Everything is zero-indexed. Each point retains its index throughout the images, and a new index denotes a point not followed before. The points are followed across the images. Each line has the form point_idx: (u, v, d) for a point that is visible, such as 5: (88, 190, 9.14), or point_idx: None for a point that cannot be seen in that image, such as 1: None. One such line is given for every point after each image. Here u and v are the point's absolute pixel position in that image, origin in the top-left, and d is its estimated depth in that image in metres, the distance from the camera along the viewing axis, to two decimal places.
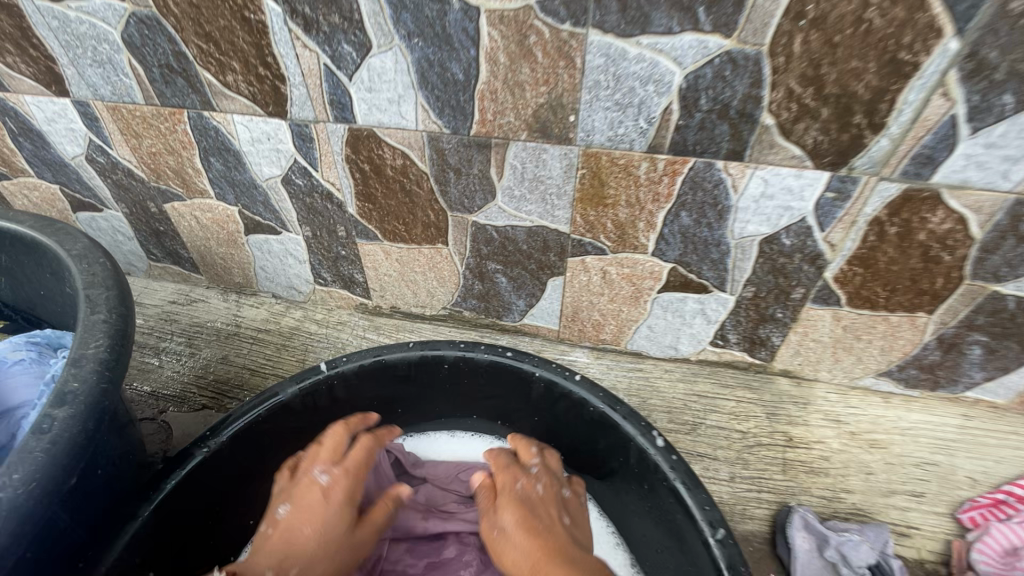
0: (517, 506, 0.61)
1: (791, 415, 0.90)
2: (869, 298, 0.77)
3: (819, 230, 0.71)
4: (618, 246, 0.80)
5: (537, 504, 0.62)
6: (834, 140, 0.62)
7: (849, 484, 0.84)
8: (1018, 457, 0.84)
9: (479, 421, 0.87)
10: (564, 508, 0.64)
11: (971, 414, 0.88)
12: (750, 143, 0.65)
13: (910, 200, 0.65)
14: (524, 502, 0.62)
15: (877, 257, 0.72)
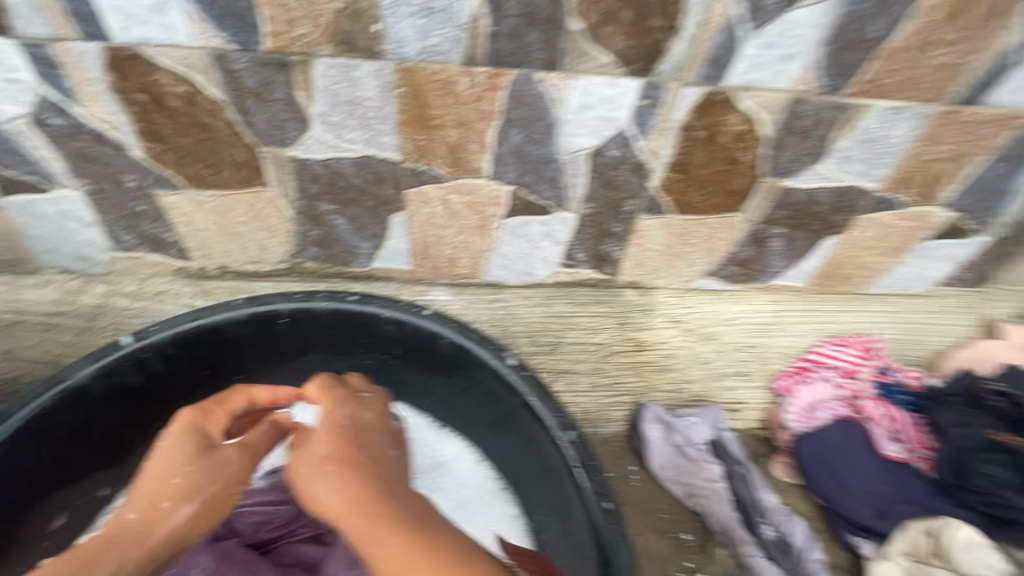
0: (330, 442, 0.62)
1: (639, 322, 0.97)
2: (690, 203, 0.83)
3: (638, 137, 0.74)
4: (455, 173, 0.77)
5: (219, 456, 0.65)
6: (637, 47, 0.63)
7: (689, 374, 0.95)
8: (814, 327, 1.00)
9: None
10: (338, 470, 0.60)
11: (779, 299, 1.00)
12: (562, 52, 0.64)
13: (712, 102, 0.70)
14: (332, 443, 0.62)
15: (691, 161, 0.77)
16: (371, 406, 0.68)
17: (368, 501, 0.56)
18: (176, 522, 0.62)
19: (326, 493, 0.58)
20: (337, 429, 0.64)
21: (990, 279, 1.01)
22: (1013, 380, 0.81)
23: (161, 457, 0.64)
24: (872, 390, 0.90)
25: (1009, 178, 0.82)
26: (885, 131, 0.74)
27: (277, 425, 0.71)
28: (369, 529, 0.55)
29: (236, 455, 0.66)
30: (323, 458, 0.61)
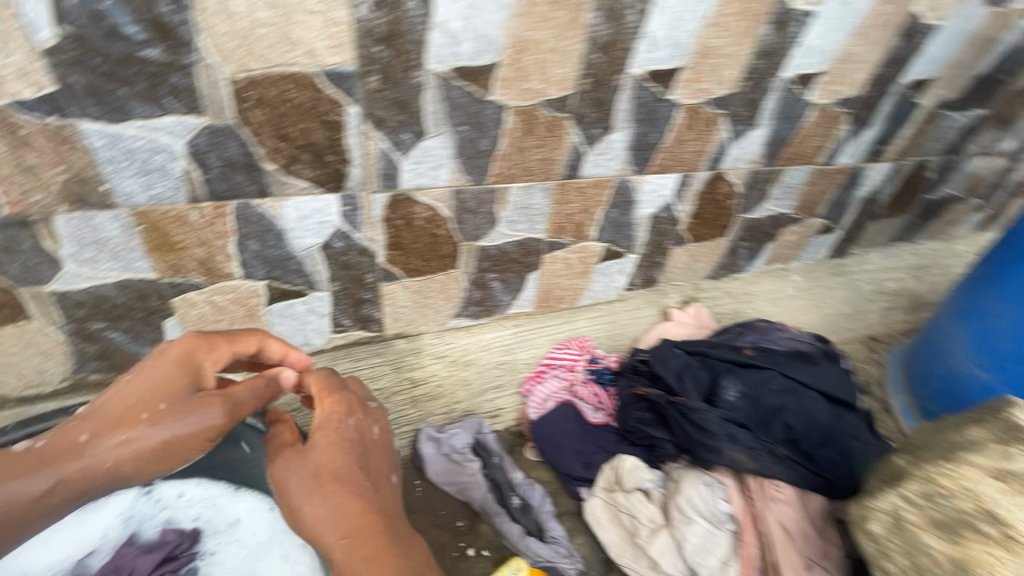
0: (329, 454, 0.70)
1: (410, 364, 1.21)
2: (416, 268, 1.10)
3: (353, 230, 0.99)
4: (210, 278, 0.95)
5: (182, 403, 0.69)
6: (324, 173, 0.90)
7: (457, 396, 1.21)
8: (547, 339, 1.33)
9: None
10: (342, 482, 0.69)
11: (519, 323, 1.32)
12: (267, 183, 0.87)
13: (398, 200, 0.98)
14: (333, 454, 0.70)
15: (402, 240, 1.04)
16: (362, 425, 0.75)
17: (384, 530, 0.68)
18: (117, 453, 0.67)
19: (318, 512, 0.67)
20: (306, 454, 0.70)
21: (658, 279, 1.43)
22: (651, 351, 1.14)
23: (152, 383, 0.69)
24: (585, 376, 1.22)
25: (627, 216, 1.22)
26: (529, 201, 1.09)
27: (266, 384, 0.76)
28: (367, 561, 0.65)
29: (198, 407, 0.69)
30: (304, 475, 0.68)
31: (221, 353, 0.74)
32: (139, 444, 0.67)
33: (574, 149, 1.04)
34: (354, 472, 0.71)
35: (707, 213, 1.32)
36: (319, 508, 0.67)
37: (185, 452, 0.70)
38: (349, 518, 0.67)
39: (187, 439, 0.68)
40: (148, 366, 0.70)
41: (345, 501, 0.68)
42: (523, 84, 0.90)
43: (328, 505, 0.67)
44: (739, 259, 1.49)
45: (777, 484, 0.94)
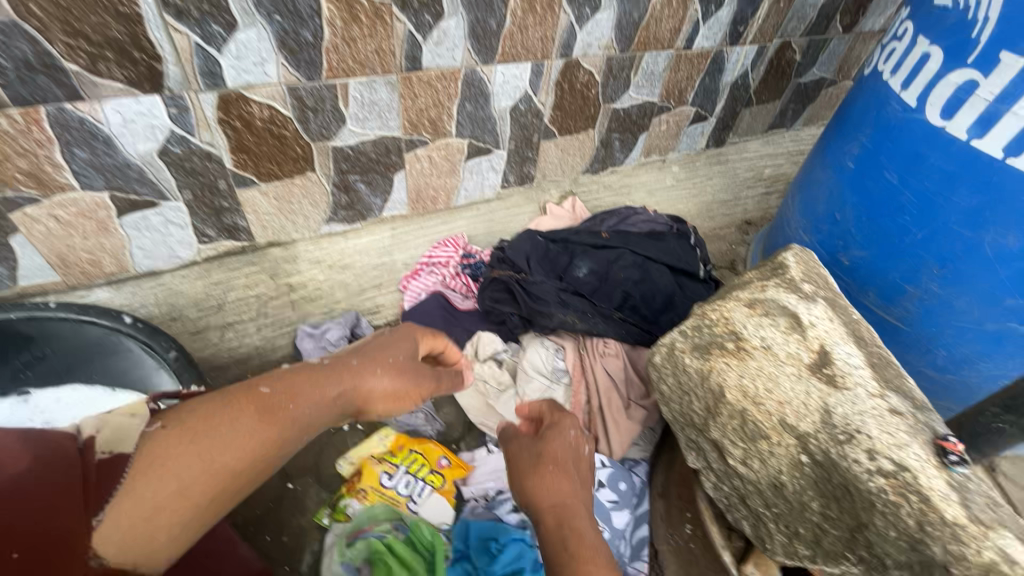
0: (521, 453, 0.72)
1: (287, 271, 1.26)
2: (270, 172, 1.12)
3: (190, 134, 0.99)
4: (45, 192, 0.95)
5: (399, 364, 0.72)
6: (137, 72, 0.88)
7: (336, 297, 1.30)
8: (425, 239, 1.38)
9: None
10: (550, 458, 0.70)
11: (396, 225, 1.37)
12: (75, 85, 0.86)
13: (229, 101, 0.98)
14: (522, 452, 0.73)
15: (247, 143, 1.05)
16: (585, 437, 0.75)
17: (580, 501, 0.67)
18: (317, 396, 0.67)
19: (532, 482, 0.68)
20: (538, 440, 0.74)
21: (533, 175, 1.48)
22: (511, 243, 1.25)
23: (397, 346, 0.75)
24: (459, 270, 1.31)
25: (484, 109, 1.25)
26: (374, 96, 1.10)
27: (450, 380, 0.78)
28: (579, 528, 0.63)
29: (414, 378, 0.72)
30: (529, 455, 0.72)
31: (438, 345, 0.79)
32: (301, 423, 0.65)
33: (408, 38, 1.04)
34: (562, 454, 0.71)
35: (569, 105, 1.35)
36: (535, 478, 0.68)
37: (386, 409, 0.72)
38: (557, 501, 0.66)
39: (382, 395, 0.70)
40: (387, 334, 0.77)
41: (557, 488, 0.67)
42: None
43: (547, 484, 0.67)
44: (613, 151, 1.55)
45: (605, 341, 1.10)
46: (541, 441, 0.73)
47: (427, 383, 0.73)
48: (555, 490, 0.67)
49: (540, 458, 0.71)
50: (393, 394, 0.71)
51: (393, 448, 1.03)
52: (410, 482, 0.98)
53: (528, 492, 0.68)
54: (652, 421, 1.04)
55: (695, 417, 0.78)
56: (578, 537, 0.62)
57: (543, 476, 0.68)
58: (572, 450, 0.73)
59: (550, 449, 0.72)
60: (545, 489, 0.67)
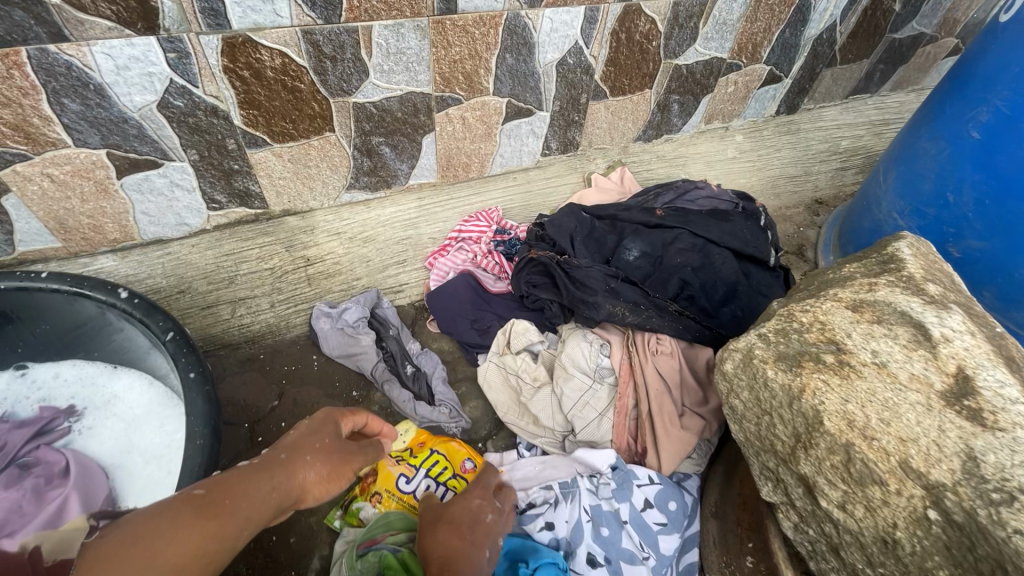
0: (431, 519, 0.71)
1: (304, 242, 1.14)
2: (284, 132, 1.00)
3: (193, 85, 0.87)
4: (36, 148, 0.86)
5: (327, 446, 0.62)
6: (126, 8, 0.76)
7: (357, 273, 1.17)
8: (455, 212, 1.25)
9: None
10: (451, 505, 0.72)
11: (424, 195, 1.24)
12: (57, 22, 0.75)
13: (235, 45, 0.85)
14: (432, 517, 0.71)
15: (257, 97, 0.93)
16: (490, 503, 0.73)
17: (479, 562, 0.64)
18: (266, 493, 0.55)
19: (429, 544, 0.67)
20: (447, 504, 0.73)
21: (578, 142, 1.31)
22: (551, 219, 1.11)
23: (324, 425, 0.66)
24: (491, 247, 1.18)
25: (528, 63, 1.08)
26: (401, 45, 0.95)
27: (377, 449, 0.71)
28: None
29: (344, 455, 0.64)
30: (433, 513, 0.72)
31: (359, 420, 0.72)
32: (244, 518, 0.52)
33: None
34: (466, 503, 0.73)
35: (624, 59, 1.17)
36: (435, 536, 0.67)
37: (323, 496, 0.61)
38: (447, 555, 0.64)
39: (318, 483, 0.60)
40: (300, 422, 0.66)
41: (449, 543, 0.65)
42: None
43: (443, 541, 0.66)
44: (670, 116, 1.36)
45: (659, 338, 0.96)
46: (449, 503, 0.73)
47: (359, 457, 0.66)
48: (447, 547, 0.65)
49: (450, 516, 0.70)
50: (324, 483, 0.61)
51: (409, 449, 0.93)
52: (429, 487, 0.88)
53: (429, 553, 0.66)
54: (712, 432, 0.89)
55: (780, 444, 0.63)
56: None
57: (438, 534, 0.67)
58: (488, 509, 0.72)
59: (456, 504, 0.72)
60: (432, 546, 0.66)
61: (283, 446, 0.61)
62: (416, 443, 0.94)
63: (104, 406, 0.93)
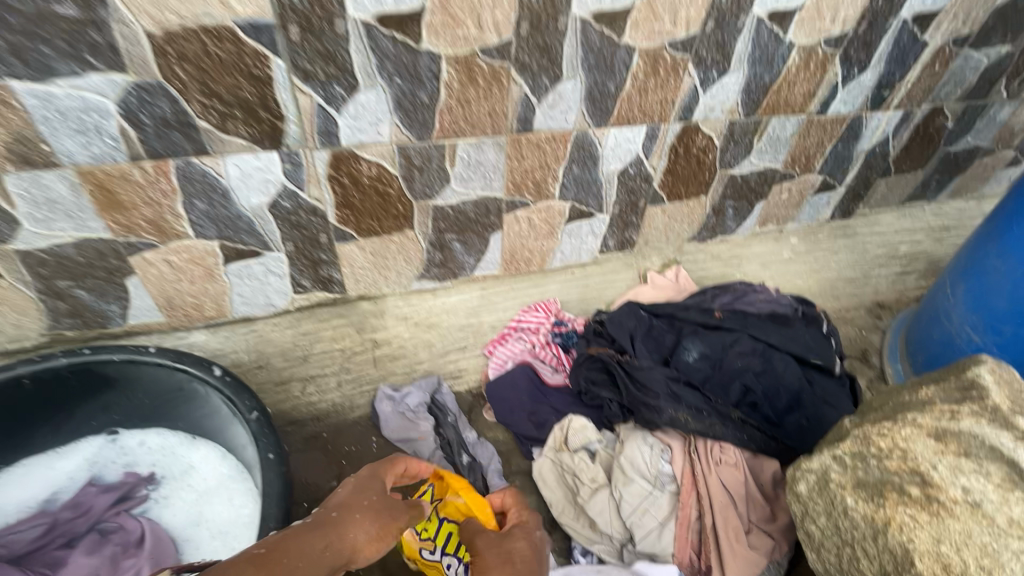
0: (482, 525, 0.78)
1: (374, 325, 1.23)
2: (370, 228, 1.11)
3: (300, 189, 1.00)
4: (163, 238, 0.99)
5: (373, 505, 0.67)
6: (260, 130, 0.90)
7: (419, 357, 1.22)
8: (515, 302, 1.31)
9: (100, 421, 1.00)
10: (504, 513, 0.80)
11: (486, 285, 1.32)
12: (204, 141, 0.89)
13: (340, 158, 0.98)
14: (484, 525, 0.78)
15: (352, 200, 1.05)
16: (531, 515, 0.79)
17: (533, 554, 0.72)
18: (311, 556, 0.59)
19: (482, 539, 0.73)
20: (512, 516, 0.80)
21: (634, 241, 1.38)
22: (610, 316, 1.15)
23: (370, 484, 0.70)
24: (549, 339, 1.22)
25: (592, 173, 1.18)
26: (481, 157, 1.06)
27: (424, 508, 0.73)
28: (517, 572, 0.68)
29: (390, 515, 0.67)
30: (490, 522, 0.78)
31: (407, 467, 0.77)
32: None
33: (523, 101, 1.00)
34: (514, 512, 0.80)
35: (682, 169, 1.24)
36: (481, 534, 0.75)
37: (371, 557, 0.64)
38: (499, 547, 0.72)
39: (369, 543, 0.63)
40: (350, 480, 0.71)
41: (499, 539, 0.73)
42: (456, 31, 0.88)
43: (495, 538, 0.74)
44: (725, 219, 1.42)
45: (722, 446, 0.96)
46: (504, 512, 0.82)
47: (406, 514, 0.68)
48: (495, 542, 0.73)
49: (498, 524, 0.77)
50: (373, 544, 0.64)
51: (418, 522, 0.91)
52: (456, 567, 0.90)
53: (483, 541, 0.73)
54: (781, 554, 0.88)
55: None
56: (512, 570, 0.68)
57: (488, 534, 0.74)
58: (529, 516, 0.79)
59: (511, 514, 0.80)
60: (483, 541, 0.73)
61: (337, 504, 0.66)
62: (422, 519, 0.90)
63: (181, 475, 0.99)
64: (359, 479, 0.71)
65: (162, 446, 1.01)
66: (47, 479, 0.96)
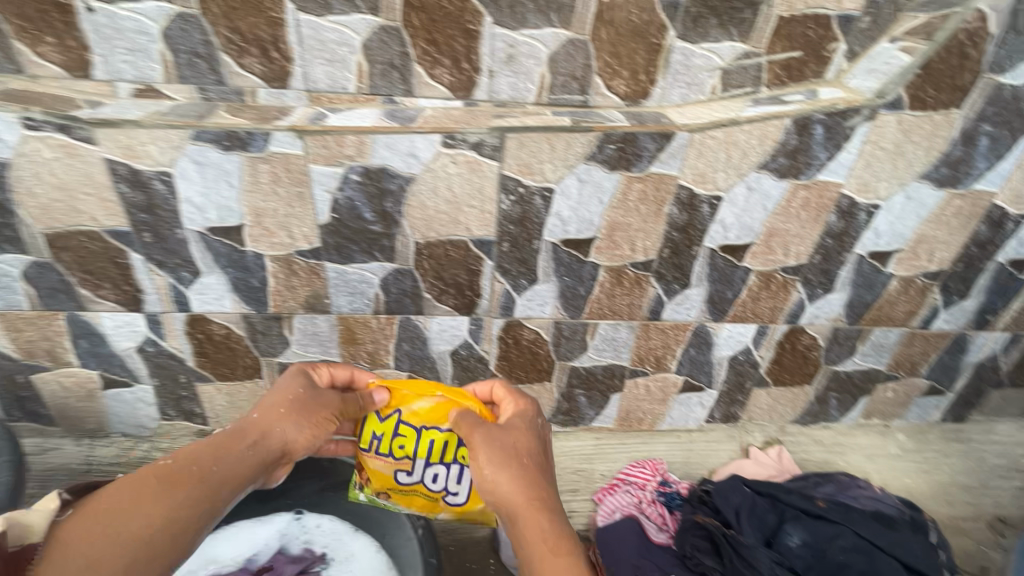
0: (523, 493, 0.88)
1: None
2: (518, 377, 1.38)
3: (476, 343, 1.32)
4: (373, 366, 1.34)
5: (287, 414, 0.98)
6: (462, 302, 1.25)
7: None
8: (625, 456, 1.48)
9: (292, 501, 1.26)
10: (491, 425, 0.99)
11: (601, 435, 1.51)
12: (423, 305, 1.25)
13: (511, 325, 1.29)
14: (525, 491, 0.89)
15: (511, 355, 1.34)
16: (531, 416, 1.02)
17: (555, 541, 0.83)
18: (244, 442, 0.93)
19: (504, 483, 0.90)
20: (526, 428, 0.98)
21: (738, 416, 1.52)
22: (715, 484, 1.29)
23: (281, 397, 1.01)
24: (654, 496, 1.36)
25: (706, 355, 1.39)
26: (616, 334, 1.33)
27: (362, 402, 1.08)
28: (536, 514, 0.86)
29: (314, 408, 1.01)
30: (508, 443, 0.95)
31: (322, 372, 1.10)
32: (215, 476, 0.87)
33: (657, 298, 1.28)
34: (531, 459, 0.94)
35: (788, 361, 1.42)
36: (480, 426, 0.98)
37: (311, 438, 1.00)
38: (528, 501, 0.88)
39: (297, 434, 0.98)
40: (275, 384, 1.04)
41: (506, 451, 0.94)
42: (615, 251, 1.19)
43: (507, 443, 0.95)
44: (828, 407, 1.53)
45: None
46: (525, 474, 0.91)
47: (333, 404, 1.04)
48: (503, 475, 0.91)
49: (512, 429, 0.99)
50: (319, 427, 1.01)
51: (392, 449, 1.08)
52: (443, 474, 1.08)
53: (503, 498, 0.89)
54: None
55: None
56: (530, 515, 0.87)
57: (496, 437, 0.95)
58: (516, 415, 1.02)
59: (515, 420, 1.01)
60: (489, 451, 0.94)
61: (269, 404, 1.00)
62: (397, 439, 1.08)
63: (345, 560, 1.22)
64: (279, 386, 1.04)
65: (333, 530, 1.25)
66: (249, 541, 1.24)
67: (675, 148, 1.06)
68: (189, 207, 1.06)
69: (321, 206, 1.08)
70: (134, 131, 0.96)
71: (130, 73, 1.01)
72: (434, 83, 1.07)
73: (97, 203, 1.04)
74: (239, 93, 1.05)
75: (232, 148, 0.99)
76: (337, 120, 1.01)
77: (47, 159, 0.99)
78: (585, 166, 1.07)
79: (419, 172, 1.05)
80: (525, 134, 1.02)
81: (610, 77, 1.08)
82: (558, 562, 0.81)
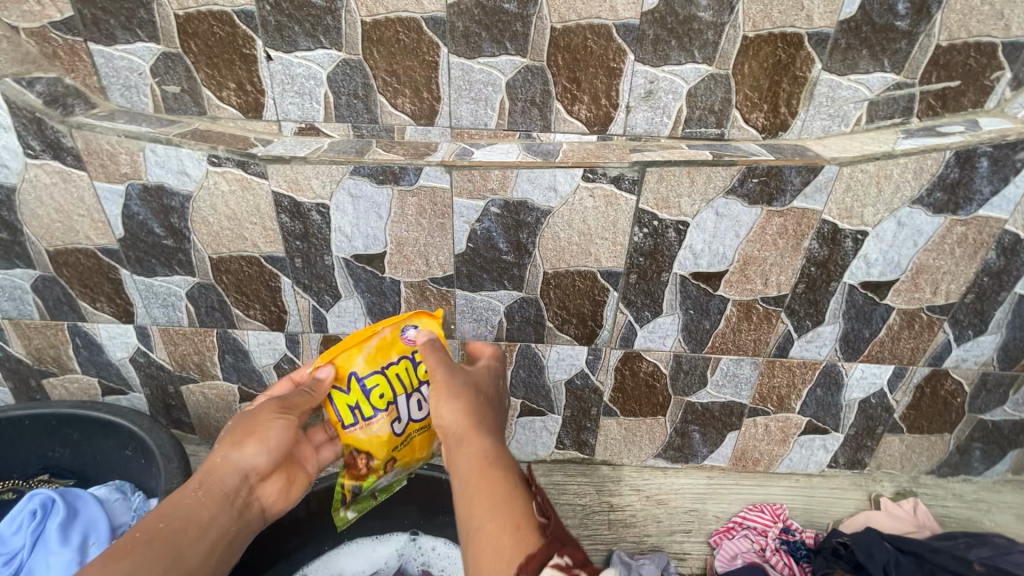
0: (464, 420, 0.80)
1: (611, 489, 1.42)
2: (632, 410, 1.36)
3: (592, 373, 1.31)
4: None
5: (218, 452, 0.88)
6: (583, 332, 1.25)
7: (648, 530, 1.37)
8: (740, 497, 1.41)
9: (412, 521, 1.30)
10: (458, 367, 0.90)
11: (713, 474, 1.45)
12: (544, 334, 1.26)
13: (629, 356, 1.28)
14: (466, 418, 0.80)
15: (626, 387, 1.33)
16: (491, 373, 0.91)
17: (492, 484, 0.71)
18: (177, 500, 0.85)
19: (459, 429, 0.79)
20: (490, 377, 0.91)
21: (865, 462, 1.42)
22: (853, 538, 1.23)
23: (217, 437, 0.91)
24: (777, 545, 1.28)
25: (834, 396, 1.31)
26: (738, 370, 1.28)
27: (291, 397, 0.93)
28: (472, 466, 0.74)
29: (243, 433, 0.89)
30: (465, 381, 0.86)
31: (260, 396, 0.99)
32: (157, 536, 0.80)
33: (786, 334, 1.22)
34: (477, 409, 0.82)
35: (927, 406, 1.31)
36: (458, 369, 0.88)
37: (252, 456, 0.89)
38: (467, 432, 0.79)
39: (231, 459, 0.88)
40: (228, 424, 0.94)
41: (468, 396, 0.84)
42: (746, 285, 1.16)
43: (468, 394, 0.85)
44: (969, 459, 1.40)
45: None
46: (467, 415, 0.81)
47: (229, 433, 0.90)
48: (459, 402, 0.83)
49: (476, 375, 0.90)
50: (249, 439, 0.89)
51: (373, 401, 0.93)
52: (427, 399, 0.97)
53: (446, 428, 0.81)
54: None
55: None
56: (487, 466, 0.74)
57: (457, 377, 0.86)
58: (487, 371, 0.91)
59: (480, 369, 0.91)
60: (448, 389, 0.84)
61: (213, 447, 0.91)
62: (373, 392, 0.93)
63: None
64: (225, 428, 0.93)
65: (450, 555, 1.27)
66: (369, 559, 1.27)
67: (821, 182, 1.02)
68: (339, 236, 1.13)
69: (459, 236, 1.12)
70: (301, 166, 1.05)
71: (295, 113, 1.10)
72: (572, 118, 1.09)
73: (259, 231, 1.13)
74: (388, 130, 1.12)
75: (384, 182, 1.06)
76: (482, 156, 1.06)
77: (223, 191, 1.09)
78: (724, 200, 1.05)
79: (556, 205, 1.07)
80: (666, 168, 1.02)
81: (750, 111, 1.07)
82: (504, 535, 0.65)
